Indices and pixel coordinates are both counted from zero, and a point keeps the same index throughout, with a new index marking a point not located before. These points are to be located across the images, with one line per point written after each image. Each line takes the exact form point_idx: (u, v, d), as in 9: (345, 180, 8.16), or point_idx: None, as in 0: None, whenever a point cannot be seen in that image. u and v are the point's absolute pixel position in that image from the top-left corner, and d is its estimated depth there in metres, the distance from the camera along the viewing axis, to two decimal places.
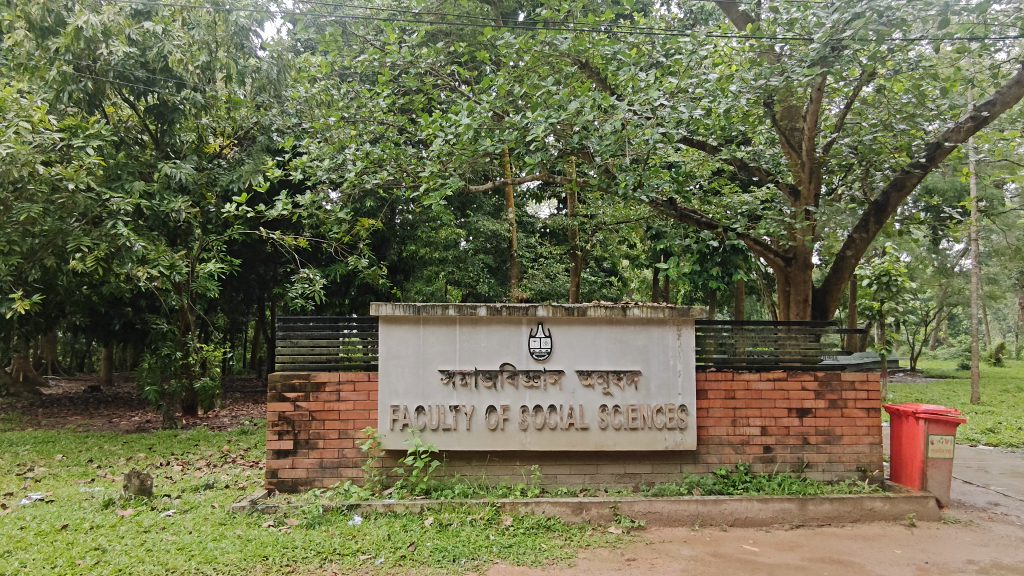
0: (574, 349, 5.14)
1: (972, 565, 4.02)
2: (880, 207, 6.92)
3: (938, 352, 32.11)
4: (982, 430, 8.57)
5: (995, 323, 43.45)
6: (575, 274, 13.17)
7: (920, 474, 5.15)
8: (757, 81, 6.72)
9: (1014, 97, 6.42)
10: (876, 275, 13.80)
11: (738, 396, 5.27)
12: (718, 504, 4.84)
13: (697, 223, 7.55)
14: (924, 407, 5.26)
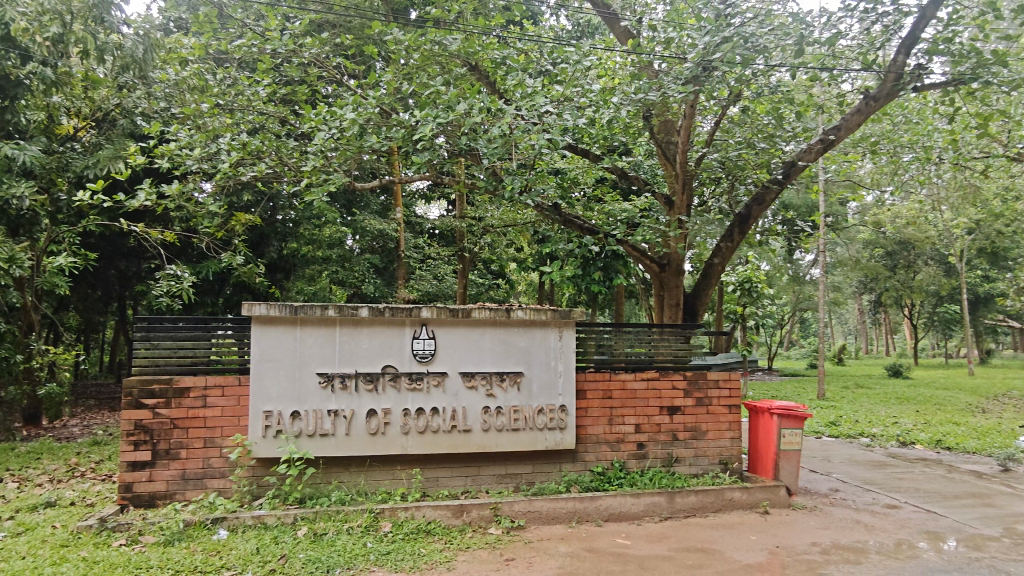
0: (458, 350, 5.11)
1: (816, 547, 4.41)
2: (743, 218, 7.46)
3: (791, 354, 35.28)
4: (826, 423, 9.48)
5: (838, 327, 48.38)
6: (463, 276, 13.26)
7: (773, 465, 5.60)
8: (636, 94, 7.02)
9: (855, 124, 7.08)
10: (739, 282, 14.93)
11: (615, 396, 5.48)
12: (595, 500, 4.99)
13: (580, 229, 7.76)
14: (777, 403, 5.73)
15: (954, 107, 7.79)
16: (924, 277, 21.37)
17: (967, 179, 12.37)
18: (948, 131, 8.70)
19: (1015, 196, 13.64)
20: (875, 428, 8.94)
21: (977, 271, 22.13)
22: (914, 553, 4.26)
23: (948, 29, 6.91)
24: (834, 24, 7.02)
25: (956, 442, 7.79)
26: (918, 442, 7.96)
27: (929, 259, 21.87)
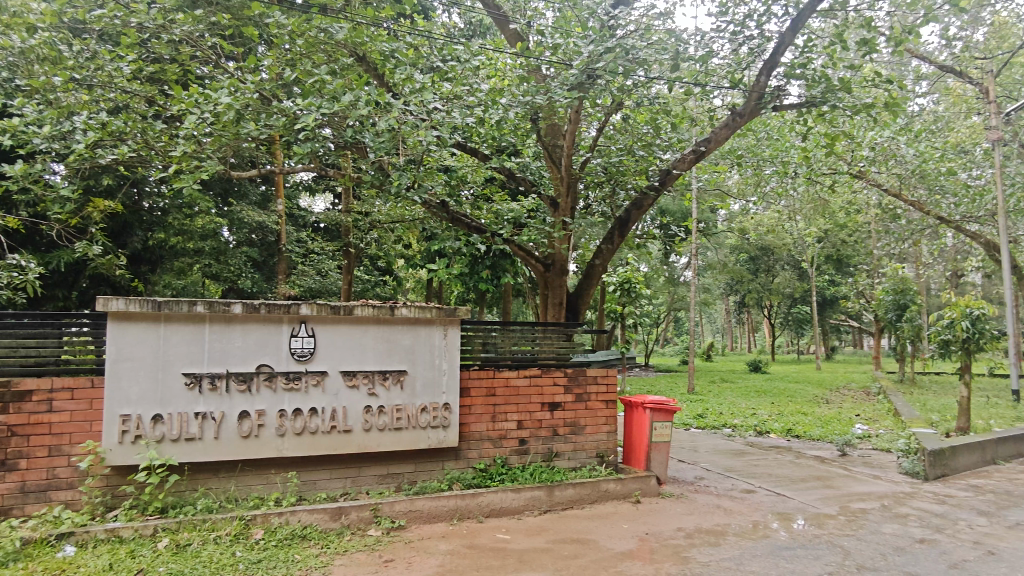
0: (338, 349, 4.97)
1: (681, 532, 4.70)
2: (623, 221, 7.78)
3: (666, 351, 37.45)
4: (694, 415, 10.16)
5: (708, 326, 51.90)
6: (349, 272, 12.89)
7: (645, 457, 5.92)
8: (524, 97, 7.18)
9: (724, 137, 7.58)
10: (619, 282, 15.69)
11: (498, 393, 5.55)
12: (476, 497, 5.03)
13: (468, 227, 7.78)
14: (650, 398, 6.05)
15: (808, 127, 8.57)
16: (782, 281, 23.38)
17: (818, 193, 13.67)
18: (802, 149, 9.56)
19: (856, 210, 15.24)
20: (736, 419, 9.67)
21: (825, 276, 24.53)
22: (765, 533, 4.65)
23: (804, 55, 7.59)
24: (706, 43, 7.52)
25: (804, 430, 8.58)
26: (773, 432, 8.70)
27: (786, 264, 23.96)
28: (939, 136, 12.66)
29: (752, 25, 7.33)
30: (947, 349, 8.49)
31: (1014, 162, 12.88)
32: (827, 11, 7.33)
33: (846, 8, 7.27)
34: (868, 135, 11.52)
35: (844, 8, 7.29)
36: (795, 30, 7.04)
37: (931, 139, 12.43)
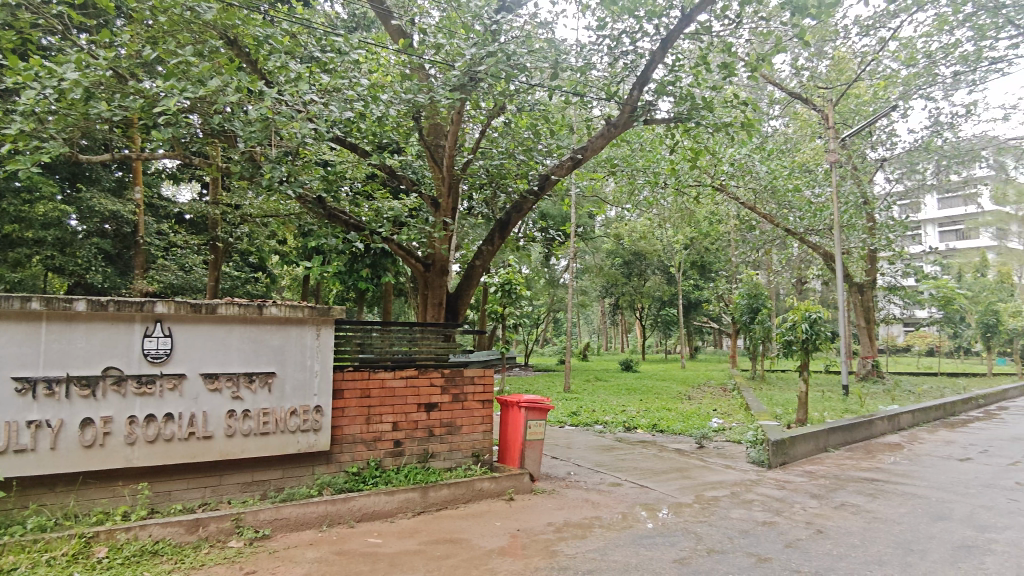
0: (199, 350, 4.65)
1: (550, 527, 4.85)
2: (503, 224, 7.87)
3: (545, 351, 38.51)
4: (569, 413, 10.52)
5: (585, 327, 53.86)
6: (215, 268, 12.12)
7: (519, 455, 6.06)
8: (405, 95, 7.09)
9: (600, 146, 7.86)
10: (500, 283, 15.88)
11: (373, 394, 5.45)
12: (347, 501, 4.91)
13: (346, 224, 7.64)
14: (525, 397, 6.21)
15: (676, 141, 9.13)
16: (652, 284, 24.75)
17: (684, 203, 14.60)
18: (670, 161, 10.16)
19: (718, 220, 16.47)
20: (607, 416, 10.11)
21: (690, 280, 26.26)
22: (628, 523, 4.91)
23: (672, 74, 8.09)
24: (585, 55, 7.82)
25: (667, 425, 9.16)
26: (639, 427, 9.19)
27: (656, 269, 25.39)
28: (788, 155, 13.97)
29: (627, 41, 7.71)
30: (790, 348, 9.37)
31: (848, 182, 14.48)
32: (694, 34, 7.84)
33: (709, 33, 7.83)
34: (728, 152, 12.48)
35: (708, 33, 7.84)
36: (665, 49, 7.48)
37: (781, 158, 13.68)
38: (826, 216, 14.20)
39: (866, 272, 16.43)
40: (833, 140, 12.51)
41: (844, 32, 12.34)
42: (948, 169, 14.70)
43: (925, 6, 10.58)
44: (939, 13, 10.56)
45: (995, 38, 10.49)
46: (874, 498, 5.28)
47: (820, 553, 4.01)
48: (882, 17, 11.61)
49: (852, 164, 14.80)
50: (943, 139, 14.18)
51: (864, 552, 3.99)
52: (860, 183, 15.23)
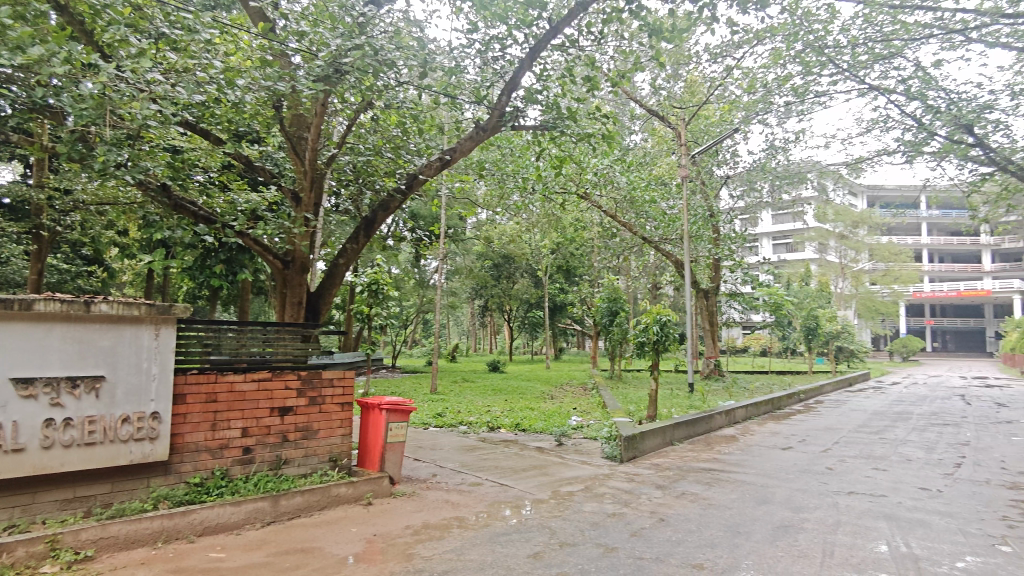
0: (9, 352, 4.01)
1: (408, 529, 4.80)
2: (369, 222, 7.61)
3: (414, 353, 38.11)
4: (433, 415, 10.48)
5: (455, 329, 53.88)
6: (38, 259, 10.78)
7: (379, 459, 5.95)
8: (264, 81, 6.71)
9: (468, 149, 7.82)
10: (368, 283, 15.44)
11: (220, 399, 5.09)
12: (187, 514, 4.54)
13: (193, 215, 6.94)
14: (387, 399, 6.10)
15: (542, 148, 9.40)
16: (520, 287, 25.31)
17: (551, 208, 15.06)
18: (536, 166, 10.45)
19: (582, 226, 17.18)
20: (471, 417, 10.18)
21: (556, 283, 27.16)
22: (487, 522, 4.97)
23: (540, 82, 8.31)
24: (456, 57, 7.85)
25: (529, 423, 9.41)
26: (502, 427, 9.35)
27: (524, 272, 26.01)
28: (646, 168, 14.86)
29: (497, 47, 7.82)
30: (643, 349, 9.97)
31: (697, 196, 15.71)
32: (561, 46, 8.12)
33: (575, 46, 8.14)
34: (592, 162, 13.06)
35: (573, 46, 8.15)
36: (533, 57, 7.67)
37: (639, 171, 14.54)
38: (677, 226, 15.26)
39: (711, 279, 17.90)
40: (685, 156, 13.49)
41: (697, 57, 13.37)
42: (780, 189, 16.41)
43: (764, 41, 11.71)
44: (774, 47, 11.74)
45: (818, 74, 11.84)
46: (710, 487, 5.76)
47: (661, 540, 4.29)
48: (729, 47, 12.70)
49: (700, 180, 16.07)
50: (777, 161, 15.79)
51: (699, 536, 4.33)
52: (708, 198, 16.59)
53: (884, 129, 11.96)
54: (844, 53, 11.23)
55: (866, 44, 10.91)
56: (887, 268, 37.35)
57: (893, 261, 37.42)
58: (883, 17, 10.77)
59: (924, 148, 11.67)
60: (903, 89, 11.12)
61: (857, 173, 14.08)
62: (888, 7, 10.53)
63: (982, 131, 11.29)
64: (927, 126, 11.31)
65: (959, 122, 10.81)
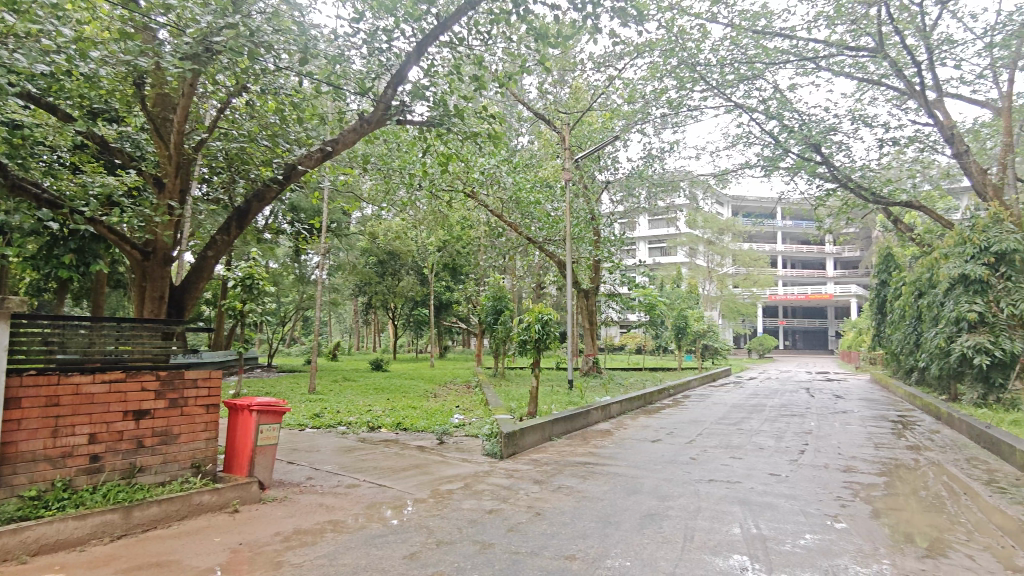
0: None
1: (277, 536, 4.58)
2: (242, 213, 7.12)
3: (292, 351, 36.53)
4: (310, 415, 10.08)
5: (337, 327, 52.17)
6: None
7: (248, 463, 5.64)
8: (125, 56, 6.17)
9: (351, 141, 7.51)
10: (241, 278, 14.52)
11: (63, 402, 4.59)
12: (19, 532, 4.03)
13: (35, 198, 6.12)
14: (258, 399, 5.79)
15: (428, 144, 9.31)
16: (405, 284, 24.95)
17: (438, 206, 14.97)
18: (422, 162, 10.34)
19: (470, 225, 17.23)
20: (350, 417, 9.90)
21: (442, 281, 27.07)
22: (363, 525, 4.85)
23: (428, 77, 8.22)
24: (341, 45, 7.61)
25: (410, 423, 9.30)
26: (383, 426, 9.18)
27: (410, 270, 25.69)
28: (532, 170, 15.16)
29: (383, 38, 7.66)
30: (525, 347, 10.16)
31: (579, 199, 16.26)
32: (449, 44, 8.09)
33: (463, 44, 8.14)
34: (479, 161, 13.13)
35: (462, 45, 8.15)
36: (421, 51, 7.53)
37: (525, 172, 14.82)
38: (561, 228, 15.69)
39: (591, 279, 18.58)
40: (569, 160, 13.89)
41: (582, 65, 13.82)
42: (655, 197, 17.35)
43: (643, 54, 12.33)
44: (653, 60, 12.37)
45: (691, 90, 12.63)
46: (584, 480, 5.97)
47: (536, 533, 4.39)
48: (611, 57, 13.25)
49: (583, 183, 16.64)
50: (653, 169, 16.67)
51: (572, 528, 4.46)
52: (590, 201, 17.20)
53: (747, 144, 12.98)
54: (713, 71, 12.08)
55: (732, 64, 11.78)
56: (747, 273, 40.55)
57: (753, 267, 40.75)
58: (747, 41, 11.67)
59: (779, 164, 12.79)
60: (764, 108, 12.14)
61: (723, 184, 15.18)
62: (752, 32, 11.44)
63: (828, 151, 12.55)
64: (782, 144, 12.42)
65: (809, 141, 11.97)
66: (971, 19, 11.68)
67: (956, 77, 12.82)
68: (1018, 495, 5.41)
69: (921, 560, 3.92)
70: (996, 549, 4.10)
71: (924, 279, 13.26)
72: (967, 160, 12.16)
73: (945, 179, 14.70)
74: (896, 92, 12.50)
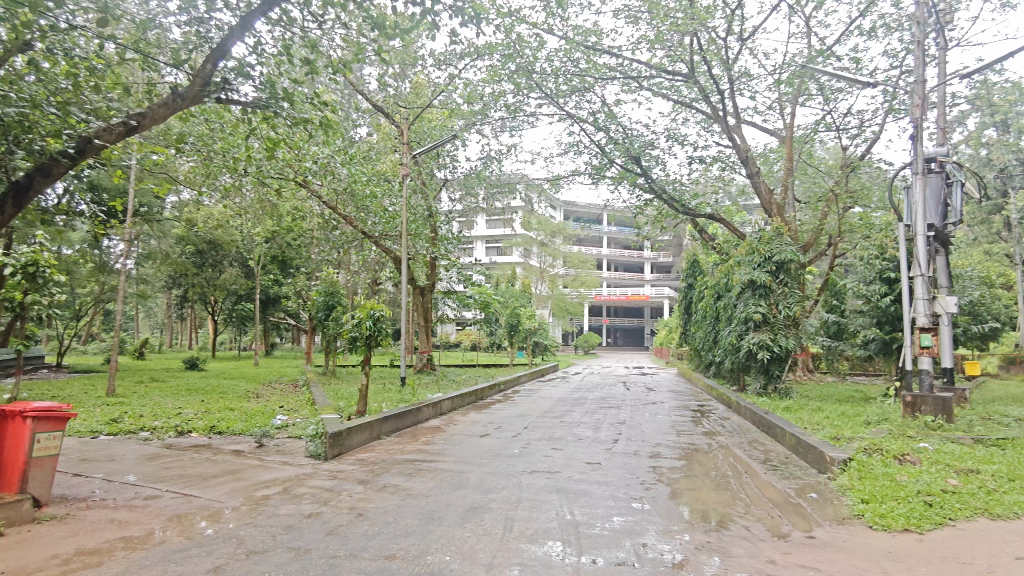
0: None
1: (53, 560, 4.00)
2: (20, 189, 6.14)
3: (88, 349, 32.30)
4: (105, 421, 8.97)
5: (145, 321, 47.00)
6: None
7: (19, 478, 4.87)
8: None
9: (161, 116, 6.75)
10: (21, 264, 12.47)
11: None
12: None
13: None
14: (33, 403, 4.98)
15: (252, 126, 8.68)
16: (227, 277, 23.17)
17: (265, 195, 14.03)
18: (247, 145, 9.64)
19: (301, 216, 16.40)
20: (155, 421, 8.97)
21: (269, 274, 25.55)
22: (161, 539, 4.40)
23: (254, 55, 7.68)
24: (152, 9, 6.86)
25: (226, 426, 8.65)
26: (194, 430, 8.44)
27: (233, 261, 23.89)
28: (369, 162, 14.78)
29: (204, 7, 7.03)
30: (355, 345, 9.87)
31: (416, 196, 16.17)
32: (278, 22, 7.62)
33: (294, 24, 7.71)
34: (312, 150, 12.52)
35: (293, 24, 7.71)
36: (246, 27, 6.99)
37: (361, 164, 14.38)
38: (397, 224, 15.48)
39: (428, 277, 18.56)
40: (407, 156, 13.70)
41: (423, 60, 13.70)
42: (492, 198, 17.76)
43: (483, 56, 12.54)
44: (492, 63, 12.62)
45: (527, 96, 13.11)
46: (411, 477, 5.94)
47: (356, 535, 4.28)
48: (452, 56, 13.32)
49: (421, 179, 16.55)
50: (491, 170, 16.99)
51: (394, 527, 4.42)
52: (427, 198, 17.16)
53: (577, 152, 13.74)
54: (548, 80, 12.61)
55: (565, 75, 12.39)
56: (576, 274, 43.00)
57: (580, 268, 43.17)
58: (579, 54, 12.32)
59: (605, 173, 13.70)
60: (593, 120, 12.90)
61: (556, 189, 15.93)
62: (584, 47, 12.12)
63: (647, 164, 13.65)
64: (608, 155, 13.33)
65: (630, 153, 12.93)
66: (764, 57, 13.34)
67: (751, 106, 14.58)
68: (787, 471, 6.29)
69: (708, 533, 4.40)
70: (767, 519, 4.73)
71: (722, 283, 14.93)
72: (757, 181, 13.89)
73: (741, 196, 16.67)
74: (704, 115, 13.92)
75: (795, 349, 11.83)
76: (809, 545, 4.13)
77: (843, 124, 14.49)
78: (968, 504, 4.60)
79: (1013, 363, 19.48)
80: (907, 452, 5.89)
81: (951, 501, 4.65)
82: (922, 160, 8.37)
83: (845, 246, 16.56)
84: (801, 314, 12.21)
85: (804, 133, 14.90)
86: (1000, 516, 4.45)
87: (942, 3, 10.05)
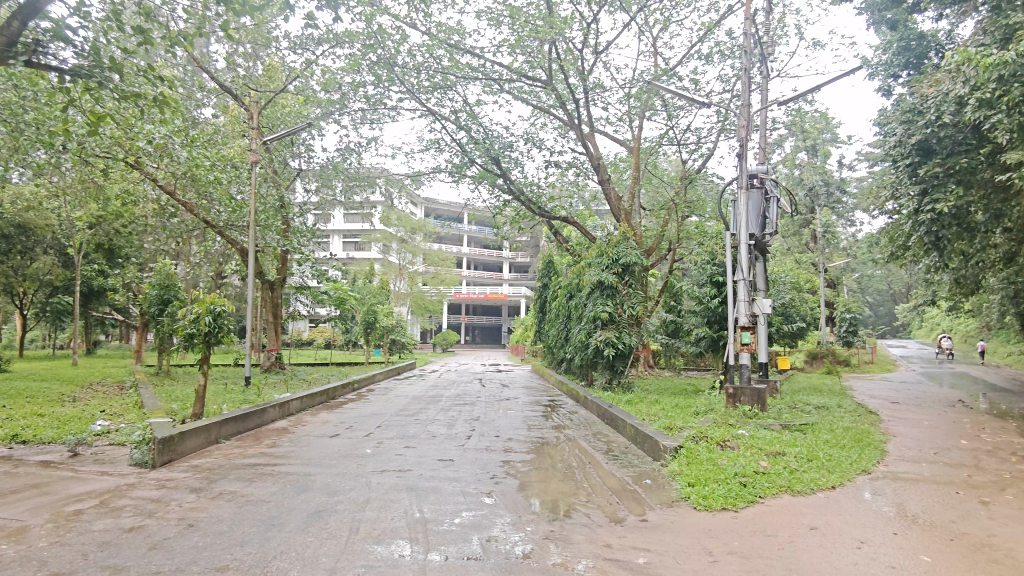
0: None
1: None
2: None
3: None
4: None
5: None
6: None
7: None
8: None
9: None
10: None
11: None
12: None
13: None
14: None
15: (72, 98, 7.74)
16: (39, 266, 20.42)
17: (89, 174, 12.56)
18: (65, 118, 8.57)
19: (133, 200, 14.87)
20: None
21: (92, 265, 22.88)
22: None
23: (74, 18, 6.84)
24: None
25: (30, 434, 7.61)
26: None
27: (47, 248, 21.12)
28: (213, 146, 13.71)
29: None
30: (191, 342, 9.08)
31: (266, 185, 15.27)
32: None
33: None
34: (145, 128, 11.40)
35: None
36: None
37: (204, 147, 13.12)
38: (244, 214, 14.52)
39: (278, 271, 17.58)
40: (258, 142, 12.88)
41: (278, 41, 12.95)
42: (350, 191, 17.23)
43: (342, 44, 12.10)
44: (352, 52, 12.21)
45: (387, 88, 12.84)
46: (251, 483, 5.60)
47: (184, 548, 3.96)
48: (309, 40, 12.74)
49: (272, 168, 15.67)
50: (349, 162, 16.44)
51: (229, 536, 4.15)
52: (279, 188, 16.29)
53: (438, 149, 13.72)
54: (410, 75, 12.48)
55: (427, 71, 12.32)
56: (436, 272, 42.91)
57: (440, 266, 43.06)
58: (441, 52, 12.30)
59: (465, 171, 13.80)
60: (455, 118, 12.95)
61: (416, 185, 15.80)
62: (446, 45, 12.12)
63: (506, 166, 13.94)
64: (468, 154, 13.46)
65: (490, 153, 13.13)
66: (616, 71, 14.14)
67: (604, 117, 15.42)
68: (625, 460, 6.71)
69: (551, 523, 4.59)
70: (606, 506, 5.02)
71: (573, 284, 15.62)
72: (608, 187, 14.71)
73: (593, 201, 17.54)
74: (561, 121, 14.48)
75: (637, 346, 12.66)
76: (641, 528, 4.44)
77: (683, 140, 15.74)
78: (775, 483, 5.20)
79: (817, 359, 22.21)
80: (728, 439, 6.54)
81: (762, 481, 5.23)
82: (746, 176, 9.30)
83: (683, 252, 18.00)
84: (642, 313, 13.10)
85: (650, 145, 16.02)
86: (800, 492, 5.08)
87: (766, 37, 11.24)
